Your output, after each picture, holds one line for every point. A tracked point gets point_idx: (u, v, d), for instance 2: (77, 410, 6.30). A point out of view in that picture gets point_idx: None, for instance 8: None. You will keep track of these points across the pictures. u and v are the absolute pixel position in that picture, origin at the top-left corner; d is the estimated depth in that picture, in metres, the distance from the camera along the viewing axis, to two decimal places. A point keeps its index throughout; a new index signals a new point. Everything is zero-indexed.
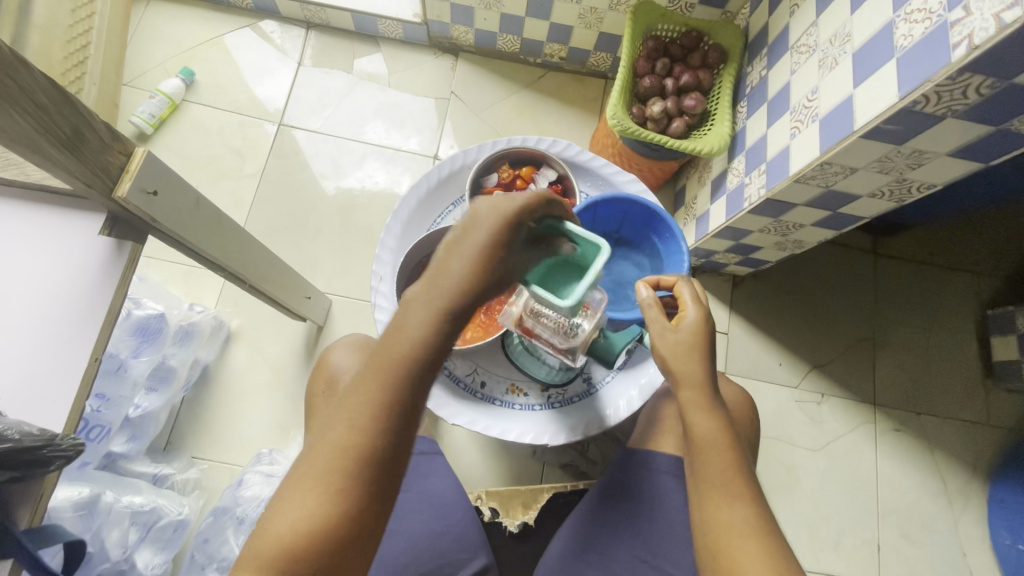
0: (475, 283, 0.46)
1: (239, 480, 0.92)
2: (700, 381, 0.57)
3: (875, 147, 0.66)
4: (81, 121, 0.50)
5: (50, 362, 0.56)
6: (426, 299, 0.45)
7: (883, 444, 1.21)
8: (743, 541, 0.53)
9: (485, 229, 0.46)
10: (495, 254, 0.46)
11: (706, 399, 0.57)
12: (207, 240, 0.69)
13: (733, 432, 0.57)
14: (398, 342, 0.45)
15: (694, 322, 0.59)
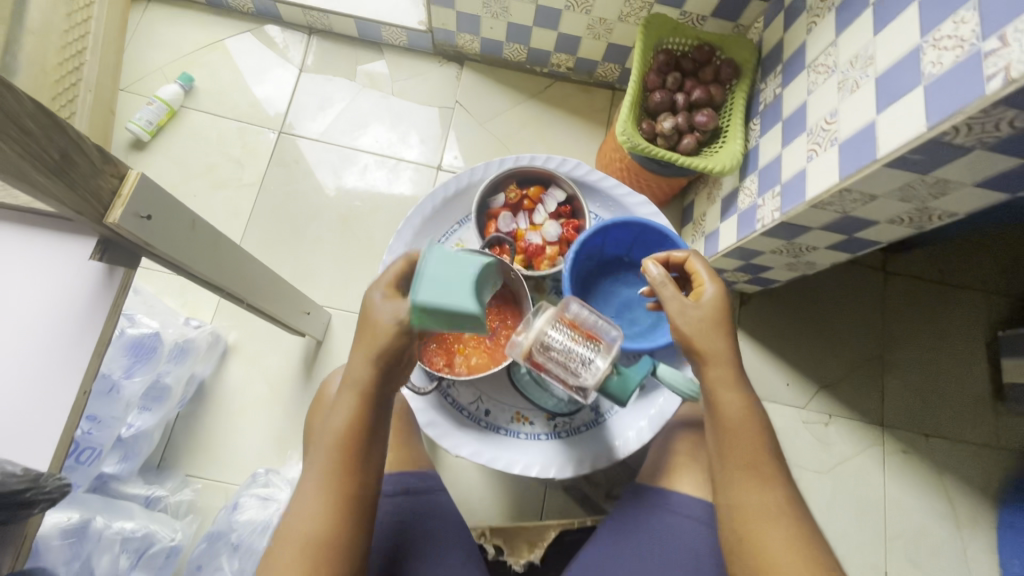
0: (384, 361, 0.51)
1: (234, 503, 0.90)
2: (724, 354, 0.56)
3: (898, 176, 0.63)
4: (70, 145, 0.47)
5: (38, 391, 0.53)
6: (349, 387, 0.52)
7: (892, 467, 1.19)
8: (771, 520, 0.53)
9: (376, 306, 0.52)
10: (387, 320, 0.51)
11: (733, 377, 0.56)
12: (203, 261, 0.67)
13: (760, 407, 0.56)
14: (332, 435, 0.51)
15: (714, 298, 0.58)
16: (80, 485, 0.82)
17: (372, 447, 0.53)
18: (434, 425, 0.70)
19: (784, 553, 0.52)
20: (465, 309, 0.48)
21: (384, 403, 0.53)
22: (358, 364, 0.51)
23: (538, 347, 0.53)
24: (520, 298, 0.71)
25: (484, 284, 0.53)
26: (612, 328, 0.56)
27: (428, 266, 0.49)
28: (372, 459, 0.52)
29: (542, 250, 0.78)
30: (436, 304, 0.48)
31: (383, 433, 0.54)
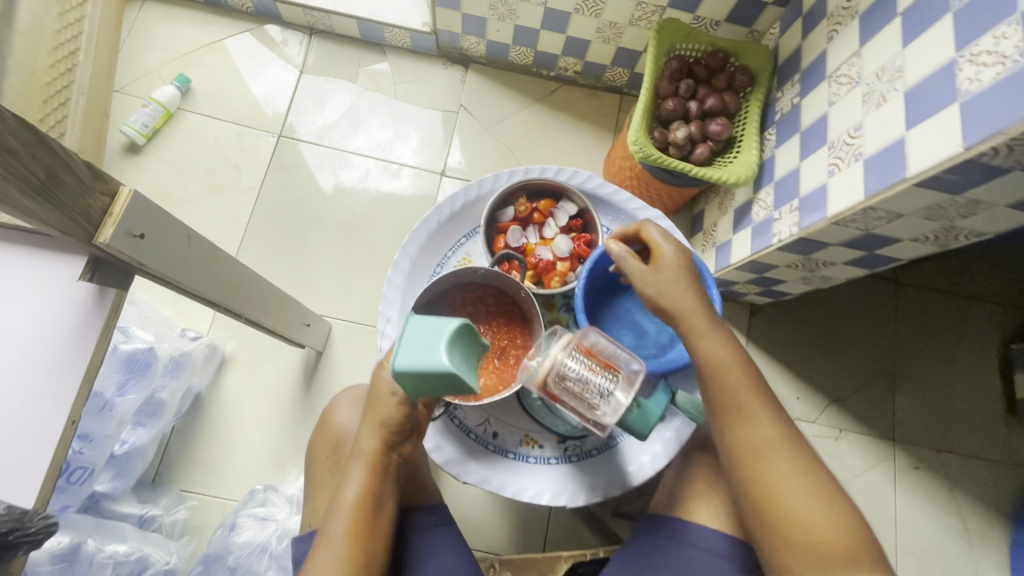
0: (389, 432, 0.58)
1: (231, 523, 0.87)
2: (695, 307, 0.57)
3: (928, 196, 0.61)
4: (56, 162, 0.44)
5: (28, 419, 0.50)
6: (358, 458, 0.58)
7: (903, 483, 1.17)
8: (773, 455, 0.54)
9: (380, 379, 0.59)
10: (388, 392, 0.58)
11: (710, 325, 0.57)
12: (200, 279, 0.64)
13: (740, 349, 0.57)
14: (345, 503, 0.56)
15: (673, 254, 0.60)
16: (70, 506, 0.79)
17: (380, 513, 0.58)
18: (441, 450, 0.67)
19: (791, 483, 0.53)
20: (437, 366, 0.47)
21: (390, 472, 0.59)
22: (367, 436, 0.58)
23: (554, 375, 0.51)
24: (531, 316, 0.68)
25: (469, 339, 0.51)
26: (633, 360, 0.53)
27: (405, 332, 0.50)
28: (380, 524, 0.57)
29: (552, 266, 0.75)
30: (411, 368, 0.48)
31: (390, 500, 0.60)
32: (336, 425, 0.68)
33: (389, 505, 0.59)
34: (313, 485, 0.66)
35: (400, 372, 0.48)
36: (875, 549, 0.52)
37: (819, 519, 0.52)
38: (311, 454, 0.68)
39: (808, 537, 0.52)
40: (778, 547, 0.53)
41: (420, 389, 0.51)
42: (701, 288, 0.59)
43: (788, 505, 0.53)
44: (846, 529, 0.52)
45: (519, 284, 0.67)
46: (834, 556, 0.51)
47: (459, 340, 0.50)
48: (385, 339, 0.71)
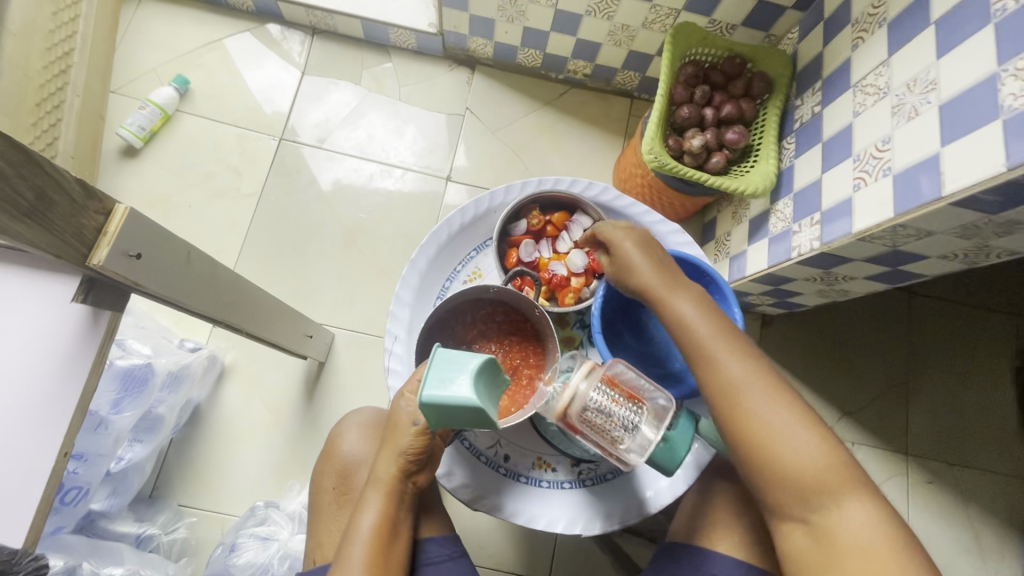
0: (407, 460, 0.57)
1: (232, 544, 0.85)
2: (654, 276, 0.59)
3: (963, 215, 0.58)
4: (46, 181, 0.41)
5: (23, 453, 0.49)
6: (374, 486, 0.58)
7: (917, 498, 1.14)
8: (754, 389, 0.52)
9: (401, 408, 0.58)
10: (408, 422, 0.57)
11: (673, 281, 0.58)
12: (199, 297, 0.61)
13: (705, 299, 0.57)
14: (362, 532, 0.55)
15: (628, 232, 0.63)
16: (65, 527, 0.77)
17: (395, 543, 0.57)
18: (451, 476, 0.65)
19: (776, 416, 0.51)
20: (466, 400, 0.46)
21: (406, 501, 0.59)
22: (384, 463, 0.58)
23: (579, 408, 0.50)
24: (545, 335, 0.65)
25: (495, 372, 0.50)
26: (660, 395, 0.51)
27: (433, 361, 0.49)
28: (395, 554, 0.56)
29: (567, 282, 0.72)
30: (439, 399, 0.47)
31: (404, 529, 0.59)
32: (340, 453, 0.65)
33: (405, 532, 0.58)
34: (317, 518, 0.64)
35: (427, 403, 0.47)
36: (866, 478, 0.50)
37: (806, 452, 0.50)
38: (317, 482, 0.66)
39: (797, 471, 0.50)
40: (769, 485, 0.51)
41: (442, 421, 0.49)
42: (661, 252, 0.61)
43: (776, 440, 0.50)
44: (835, 458, 0.50)
45: (534, 302, 0.63)
46: (823, 487, 0.49)
47: (487, 373, 0.49)
48: (393, 358, 0.68)
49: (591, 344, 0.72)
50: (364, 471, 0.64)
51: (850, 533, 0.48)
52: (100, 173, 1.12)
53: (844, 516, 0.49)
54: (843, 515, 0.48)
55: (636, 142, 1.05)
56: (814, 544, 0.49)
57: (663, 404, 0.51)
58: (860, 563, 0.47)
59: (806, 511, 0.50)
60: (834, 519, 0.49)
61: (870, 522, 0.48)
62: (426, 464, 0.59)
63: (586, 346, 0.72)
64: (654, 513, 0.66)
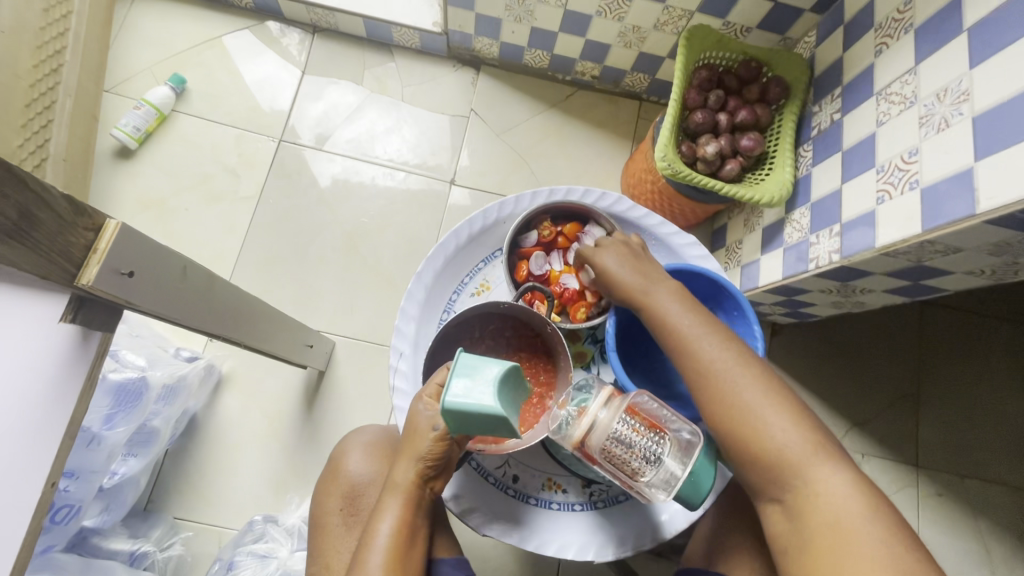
0: (425, 466, 0.55)
1: (229, 561, 0.82)
2: (635, 278, 0.59)
3: (996, 233, 0.56)
4: (30, 199, 0.38)
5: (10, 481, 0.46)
6: (391, 491, 0.55)
7: (928, 511, 1.12)
8: (727, 369, 0.52)
9: (420, 413, 0.56)
10: (428, 427, 0.55)
11: (646, 273, 0.59)
12: (195, 312, 0.58)
13: (680, 288, 0.58)
14: (377, 540, 0.53)
15: (605, 240, 0.64)
16: (55, 545, 0.74)
17: (412, 550, 0.54)
18: (459, 498, 0.62)
19: (748, 394, 0.51)
20: (491, 409, 0.45)
21: (424, 506, 0.56)
22: (402, 468, 0.55)
23: (601, 438, 0.49)
24: (557, 352, 0.63)
25: (516, 380, 0.50)
26: (685, 425, 0.50)
27: (455, 366, 0.48)
28: (413, 563, 0.53)
29: (579, 296, 0.70)
30: (463, 407, 0.46)
31: (421, 538, 0.56)
32: (345, 474, 0.62)
33: (422, 542, 0.55)
34: (321, 540, 0.61)
35: (450, 410, 0.46)
36: (840, 451, 0.50)
37: (778, 430, 0.49)
38: (322, 500, 0.62)
39: (771, 448, 0.49)
40: (744, 465, 0.51)
41: (461, 428, 0.48)
42: (637, 251, 0.63)
43: (749, 418, 0.50)
44: (809, 431, 0.50)
45: (546, 319, 0.61)
46: (793, 465, 0.49)
47: (509, 381, 0.48)
48: (398, 376, 0.65)
49: (603, 360, 0.70)
50: (371, 492, 0.61)
51: (828, 505, 0.47)
52: (93, 175, 1.08)
53: (822, 491, 0.48)
54: (820, 492, 0.48)
55: (645, 147, 1.02)
56: (792, 524, 0.49)
57: (688, 433, 0.50)
58: (835, 536, 0.46)
59: (781, 491, 0.49)
60: (805, 495, 0.48)
61: (848, 494, 0.47)
62: (444, 471, 0.57)
63: (598, 362, 0.70)
64: (669, 538, 0.63)
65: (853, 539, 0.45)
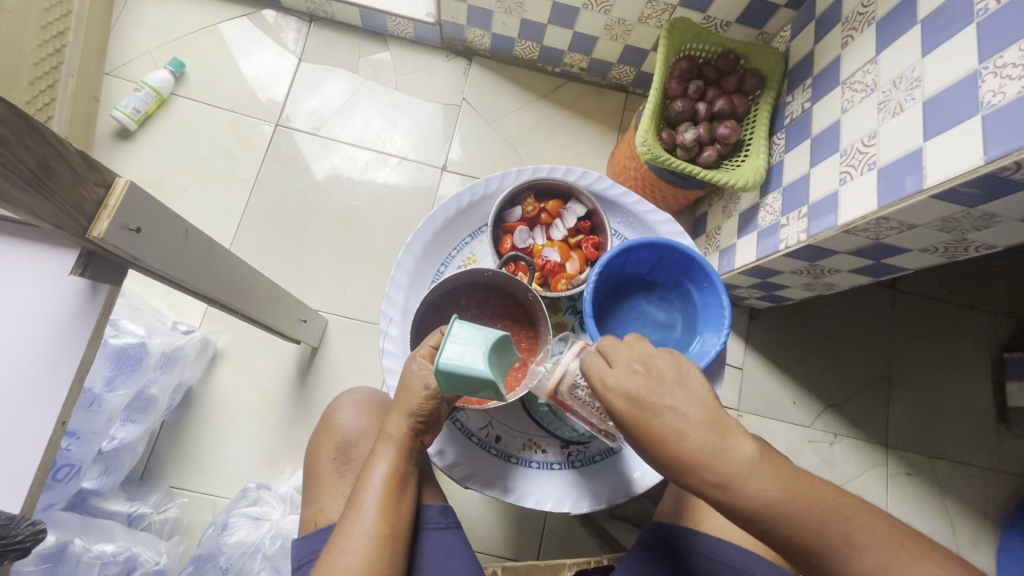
0: (417, 421, 0.59)
1: (223, 523, 0.86)
2: (714, 465, 0.43)
3: (943, 208, 0.60)
4: (48, 152, 0.41)
5: (21, 421, 0.50)
6: (385, 441, 0.59)
7: (896, 489, 1.16)
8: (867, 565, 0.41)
9: (412, 372, 0.59)
10: (419, 385, 0.58)
11: (724, 449, 0.43)
12: (196, 274, 0.62)
13: (760, 461, 0.43)
14: (369, 486, 0.57)
15: (619, 383, 0.46)
16: (56, 504, 0.76)
17: (404, 493, 0.58)
18: (445, 454, 0.66)
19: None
20: (480, 372, 0.49)
21: (415, 456, 0.60)
22: (394, 421, 0.59)
23: (572, 384, 0.53)
24: (537, 319, 0.67)
25: (505, 349, 0.53)
26: None
27: (449, 332, 0.51)
28: (404, 505, 0.58)
29: (560, 268, 0.75)
30: (455, 368, 0.50)
31: (412, 486, 0.60)
32: (338, 429, 0.66)
33: (412, 490, 0.59)
34: (315, 487, 0.64)
35: (443, 371, 0.50)
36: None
37: None
38: (315, 454, 0.66)
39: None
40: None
41: (451, 389, 0.52)
42: (679, 395, 0.45)
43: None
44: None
45: (527, 287, 0.64)
46: None
47: (499, 348, 0.52)
48: (387, 340, 0.69)
49: (582, 329, 0.74)
50: (364, 444, 0.65)
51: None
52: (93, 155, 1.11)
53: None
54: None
55: (630, 135, 1.06)
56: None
57: None
58: None
59: None
60: None
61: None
62: (434, 426, 0.61)
63: (578, 332, 0.74)
64: (640, 494, 0.67)
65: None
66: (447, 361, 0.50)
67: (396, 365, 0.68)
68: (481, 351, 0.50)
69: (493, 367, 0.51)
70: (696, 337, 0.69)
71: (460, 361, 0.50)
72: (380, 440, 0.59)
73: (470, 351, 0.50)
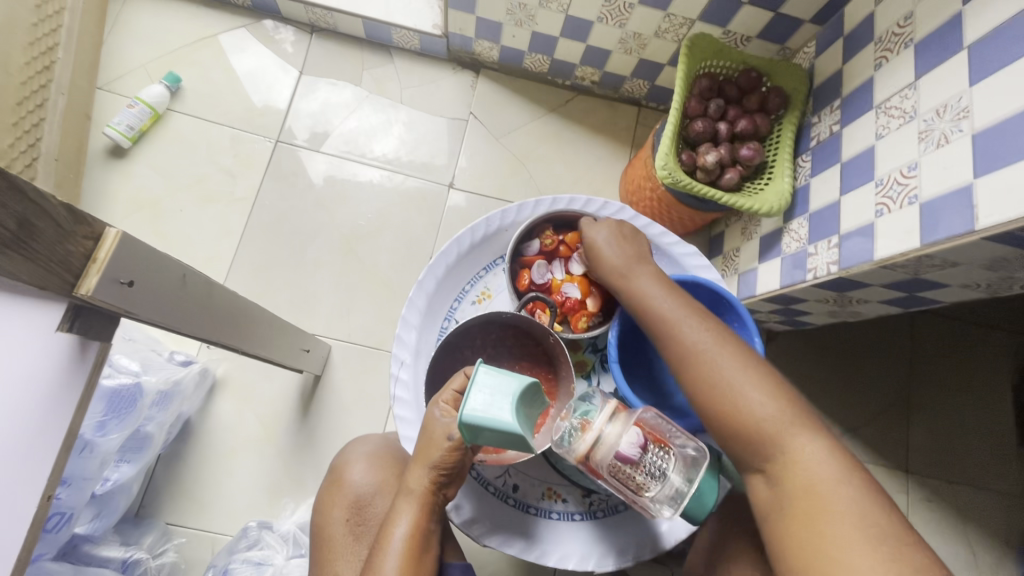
0: (440, 473, 0.55)
1: (224, 568, 0.81)
2: (619, 260, 0.63)
3: (995, 249, 0.57)
4: (29, 208, 0.37)
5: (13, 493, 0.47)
6: (405, 497, 0.55)
7: (917, 518, 1.11)
8: (713, 355, 0.53)
9: (435, 420, 0.55)
10: (442, 435, 0.54)
11: (632, 257, 0.63)
12: (194, 320, 0.58)
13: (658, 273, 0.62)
14: (389, 547, 0.53)
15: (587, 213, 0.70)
16: (46, 553, 0.72)
17: (426, 555, 0.54)
18: (461, 509, 0.62)
19: (726, 369, 0.52)
20: (509, 426, 0.45)
21: (437, 512, 0.56)
22: (416, 474, 0.55)
23: (605, 455, 0.49)
24: (558, 361, 0.63)
25: (534, 395, 0.49)
26: (691, 443, 0.51)
27: (473, 379, 0.47)
28: (423, 570, 0.53)
29: (580, 305, 0.69)
30: (479, 420, 0.46)
31: (434, 545, 0.56)
32: (350, 485, 0.62)
33: (435, 548, 0.55)
34: (327, 550, 0.60)
35: (467, 423, 0.46)
36: (813, 412, 0.51)
37: (756, 402, 0.51)
38: (325, 511, 0.62)
39: (750, 427, 0.50)
40: (722, 440, 0.53)
41: (474, 439, 0.48)
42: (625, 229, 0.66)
43: (728, 396, 0.52)
44: (786, 404, 0.51)
45: (549, 329, 0.60)
46: (777, 433, 0.50)
47: (527, 397, 0.48)
48: (398, 385, 0.65)
49: (603, 369, 0.70)
50: (378, 501, 0.61)
51: (807, 470, 0.48)
52: (85, 175, 1.07)
53: (793, 451, 0.49)
54: (802, 467, 0.48)
55: (645, 154, 1.02)
56: (773, 493, 0.49)
57: (694, 450, 0.51)
58: (813, 501, 0.47)
59: (763, 462, 0.50)
60: (791, 463, 0.49)
61: (826, 456, 0.48)
62: (457, 478, 0.56)
63: (598, 372, 0.70)
64: (669, 548, 0.63)
65: (832, 517, 0.45)
66: (470, 411, 0.46)
67: (410, 414, 0.64)
68: (507, 403, 0.46)
69: (519, 419, 0.46)
70: None
71: (483, 411, 0.46)
72: (402, 496, 0.55)
73: (495, 402, 0.46)
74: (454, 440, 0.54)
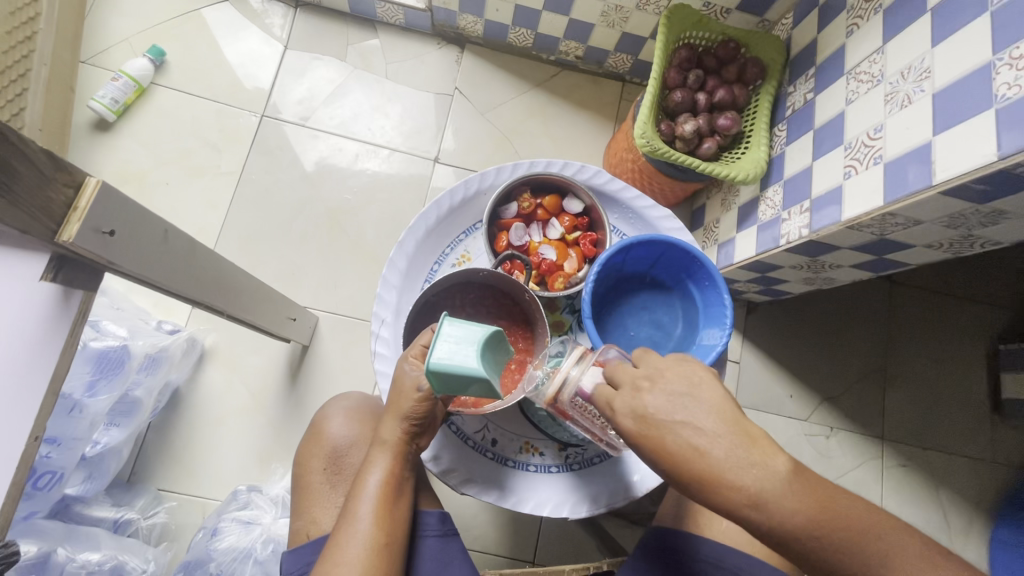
0: (411, 424, 0.57)
1: (213, 528, 0.84)
2: (751, 493, 0.39)
3: (951, 205, 0.59)
4: (11, 152, 0.38)
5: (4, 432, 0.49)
6: (379, 446, 0.57)
7: (891, 481, 1.14)
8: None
9: (405, 374, 0.56)
10: (412, 386, 0.56)
11: (755, 464, 0.39)
12: (178, 278, 0.59)
13: (759, 455, 0.40)
14: (364, 495, 0.55)
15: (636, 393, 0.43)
16: (38, 511, 0.75)
17: (400, 501, 0.57)
18: (439, 460, 0.64)
19: None
20: (475, 371, 0.46)
21: (411, 461, 0.58)
22: (388, 426, 0.57)
23: (570, 394, 0.51)
24: (535, 319, 0.64)
25: (500, 344, 0.51)
26: None
27: (439, 331, 0.49)
28: (400, 513, 0.56)
29: (557, 267, 0.73)
30: (448, 368, 0.47)
31: (408, 490, 0.58)
32: (329, 437, 0.64)
33: (408, 495, 0.57)
34: (306, 500, 0.62)
35: (435, 371, 0.47)
36: None
37: None
38: (304, 463, 0.64)
39: None
40: None
41: (446, 389, 0.50)
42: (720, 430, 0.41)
43: None
44: None
45: (525, 287, 0.62)
46: None
47: (491, 345, 0.49)
48: (379, 342, 0.67)
49: (580, 329, 0.72)
50: (356, 452, 0.63)
51: None
52: (71, 147, 1.07)
53: None
54: None
55: (627, 126, 1.03)
56: None
57: None
58: None
59: None
60: None
61: None
62: (429, 427, 0.59)
63: (575, 331, 0.72)
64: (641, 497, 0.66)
65: None
66: (437, 363, 0.47)
67: (388, 368, 0.66)
68: (471, 353, 0.47)
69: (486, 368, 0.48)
70: (696, 335, 0.67)
71: (450, 362, 0.47)
72: (375, 448, 0.57)
73: (462, 352, 0.48)
74: (423, 393, 0.55)
